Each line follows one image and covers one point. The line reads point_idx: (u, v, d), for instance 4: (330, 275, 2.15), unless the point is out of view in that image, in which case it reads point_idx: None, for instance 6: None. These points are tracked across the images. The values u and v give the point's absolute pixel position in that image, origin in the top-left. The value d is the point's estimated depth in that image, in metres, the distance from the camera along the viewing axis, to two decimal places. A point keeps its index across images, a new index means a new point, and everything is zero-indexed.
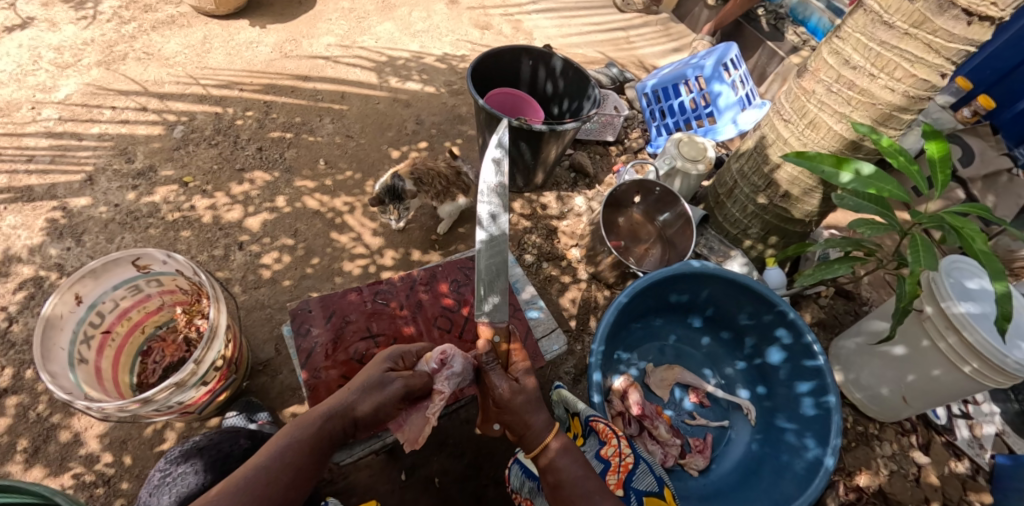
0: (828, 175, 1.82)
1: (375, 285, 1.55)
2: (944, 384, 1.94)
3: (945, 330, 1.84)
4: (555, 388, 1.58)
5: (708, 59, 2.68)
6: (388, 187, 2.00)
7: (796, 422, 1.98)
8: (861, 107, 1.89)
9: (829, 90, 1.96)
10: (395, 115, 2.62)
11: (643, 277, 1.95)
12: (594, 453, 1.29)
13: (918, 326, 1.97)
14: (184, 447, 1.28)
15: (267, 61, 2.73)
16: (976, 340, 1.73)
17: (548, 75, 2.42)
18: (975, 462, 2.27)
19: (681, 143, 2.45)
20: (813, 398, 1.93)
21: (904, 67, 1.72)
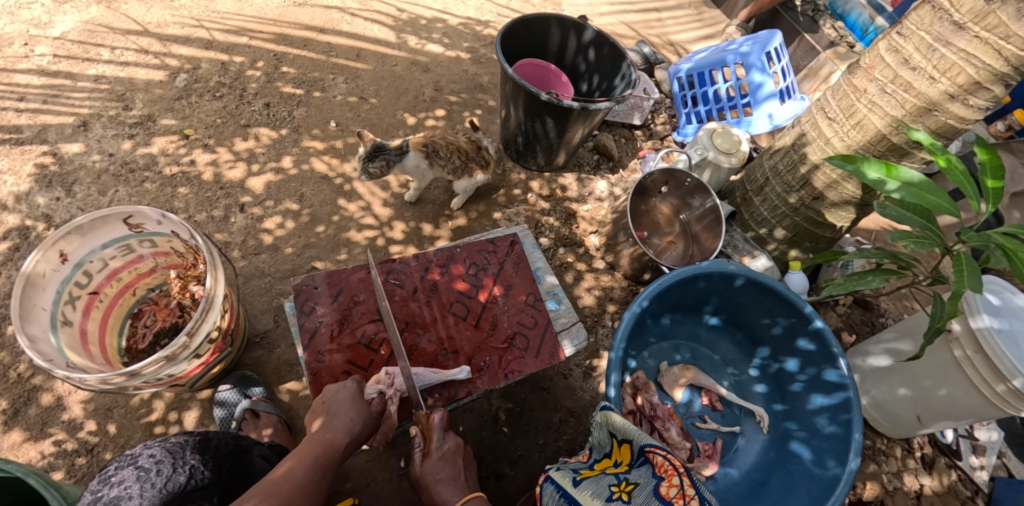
0: (872, 183, 1.67)
1: (387, 263, 1.43)
2: (966, 405, 1.83)
3: (973, 352, 1.72)
4: (598, 407, 1.39)
5: (750, 46, 2.47)
6: (377, 146, 1.83)
7: (813, 437, 1.89)
8: (915, 111, 1.73)
9: (883, 91, 1.80)
10: (414, 79, 2.45)
11: (669, 274, 1.81)
12: (652, 490, 1.06)
13: (943, 349, 1.85)
14: (115, 463, 0.99)
15: (280, 10, 2.54)
16: (1001, 362, 1.62)
17: (579, 47, 2.25)
18: (974, 482, 2.20)
19: (714, 134, 2.27)
20: (832, 413, 1.85)
21: (968, 73, 1.55)
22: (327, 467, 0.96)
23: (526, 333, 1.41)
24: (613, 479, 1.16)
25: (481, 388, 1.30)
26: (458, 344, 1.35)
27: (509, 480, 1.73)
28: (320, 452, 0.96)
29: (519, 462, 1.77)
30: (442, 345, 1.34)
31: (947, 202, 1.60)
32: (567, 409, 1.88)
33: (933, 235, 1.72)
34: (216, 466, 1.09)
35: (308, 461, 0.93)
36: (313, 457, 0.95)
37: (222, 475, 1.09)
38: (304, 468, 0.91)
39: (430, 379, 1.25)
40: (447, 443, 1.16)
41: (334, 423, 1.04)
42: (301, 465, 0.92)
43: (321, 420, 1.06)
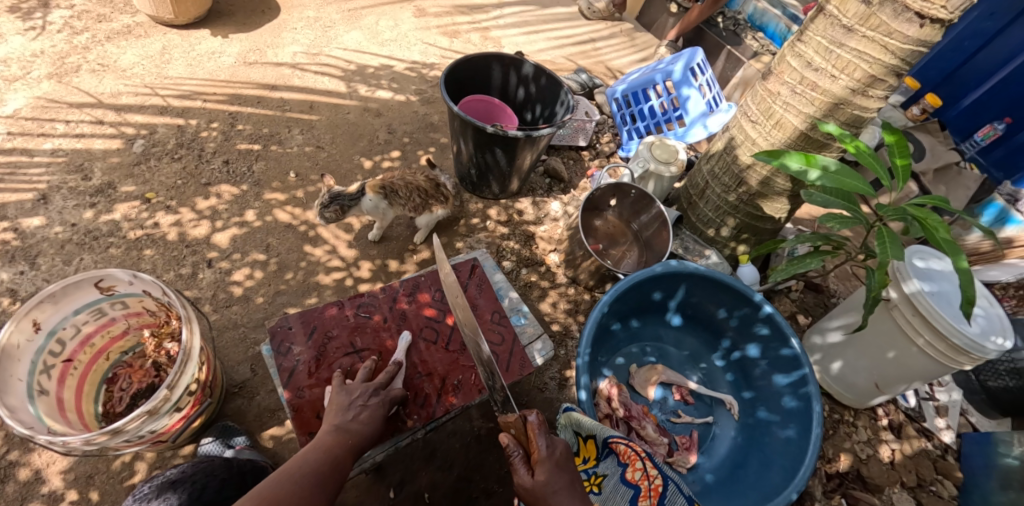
0: (796, 173, 1.87)
1: (356, 298, 1.50)
2: (916, 367, 2.01)
3: (913, 316, 1.91)
4: (561, 410, 1.46)
5: (677, 63, 2.61)
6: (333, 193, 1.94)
7: (779, 415, 2.02)
8: (823, 107, 1.95)
9: (793, 91, 2.02)
10: (366, 125, 2.57)
11: (629, 276, 1.95)
12: (618, 477, 1.18)
13: (886, 317, 2.04)
14: (155, 481, 1.23)
15: (231, 71, 2.65)
16: (942, 325, 1.80)
17: (519, 81, 2.43)
18: (943, 441, 2.38)
19: (653, 146, 2.42)
20: (793, 390, 1.98)
21: (862, 68, 1.79)
22: (344, 463, 0.97)
23: (495, 349, 1.50)
24: (584, 475, 1.28)
25: (457, 405, 1.37)
26: (431, 366, 1.43)
27: (498, 497, 1.79)
28: (336, 444, 0.98)
29: (506, 478, 1.83)
30: (416, 369, 1.41)
31: (862, 183, 1.81)
32: (548, 421, 1.96)
33: (857, 214, 1.92)
34: (240, 480, 1.27)
35: (327, 451, 0.96)
36: (336, 452, 0.96)
37: (245, 486, 1.27)
38: (322, 454, 0.94)
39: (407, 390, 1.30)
40: (555, 449, 1.02)
41: (353, 422, 1.07)
42: (322, 452, 0.95)
43: (342, 410, 1.10)
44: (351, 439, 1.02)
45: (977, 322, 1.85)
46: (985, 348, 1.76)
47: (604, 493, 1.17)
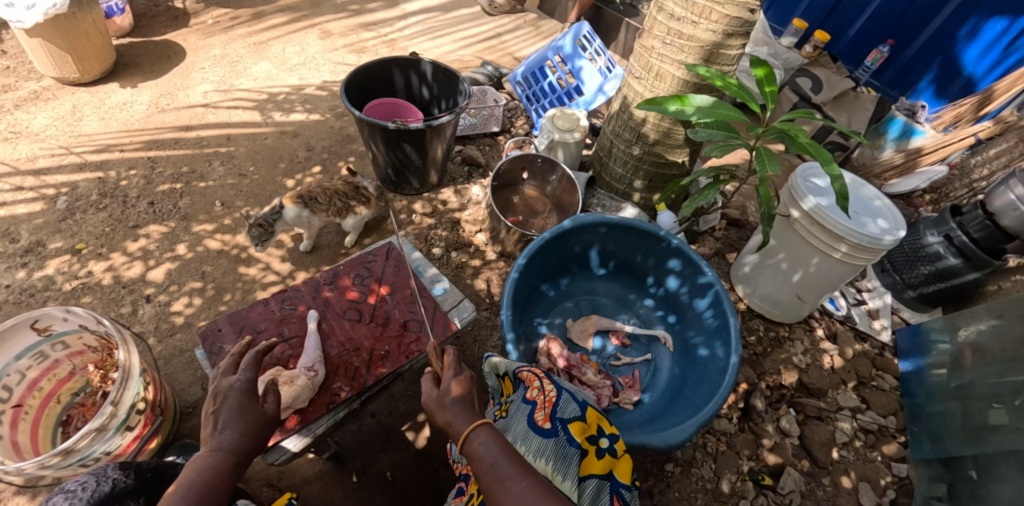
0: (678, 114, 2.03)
1: (280, 294, 1.63)
2: (827, 271, 2.35)
3: (813, 226, 2.25)
4: (486, 359, 1.67)
5: (565, 38, 2.71)
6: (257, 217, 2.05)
7: (705, 336, 2.11)
8: (692, 52, 2.16)
9: (665, 43, 2.21)
10: (285, 146, 2.70)
11: (540, 235, 2.03)
12: (520, 399, 1.41)
13: (794, 233, 2.38)
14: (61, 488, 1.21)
15: (145, 118, 2.73)
16: (836, 227, 2.14)
17: (421, 80, 2.60)
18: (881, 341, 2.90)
19: (555, 118, 2.58)
20: (712, 309, 2.07)
21: (717, 10, 2.01)
22: (220, 479, 1.00)
23: (418, 317, 1.64)
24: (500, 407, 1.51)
25: (386, 371, 1.50)
26: (358, 341, 1.56)
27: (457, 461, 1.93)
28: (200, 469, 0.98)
29: None
30: (344, 346, 1.54)
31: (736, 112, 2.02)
32: None
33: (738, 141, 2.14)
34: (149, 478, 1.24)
35: (193, 480, 0.96)
36: (206, 477, 0.98)
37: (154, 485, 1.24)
38: (189, 486, 0.95)
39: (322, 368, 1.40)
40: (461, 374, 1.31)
41: (217, 433, 1.06)
42: (187, 485, 0.95)
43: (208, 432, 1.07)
44: (216, 453, 1.02)
45: (867, 221, 2.19)
46: (877, 239, 2.09)
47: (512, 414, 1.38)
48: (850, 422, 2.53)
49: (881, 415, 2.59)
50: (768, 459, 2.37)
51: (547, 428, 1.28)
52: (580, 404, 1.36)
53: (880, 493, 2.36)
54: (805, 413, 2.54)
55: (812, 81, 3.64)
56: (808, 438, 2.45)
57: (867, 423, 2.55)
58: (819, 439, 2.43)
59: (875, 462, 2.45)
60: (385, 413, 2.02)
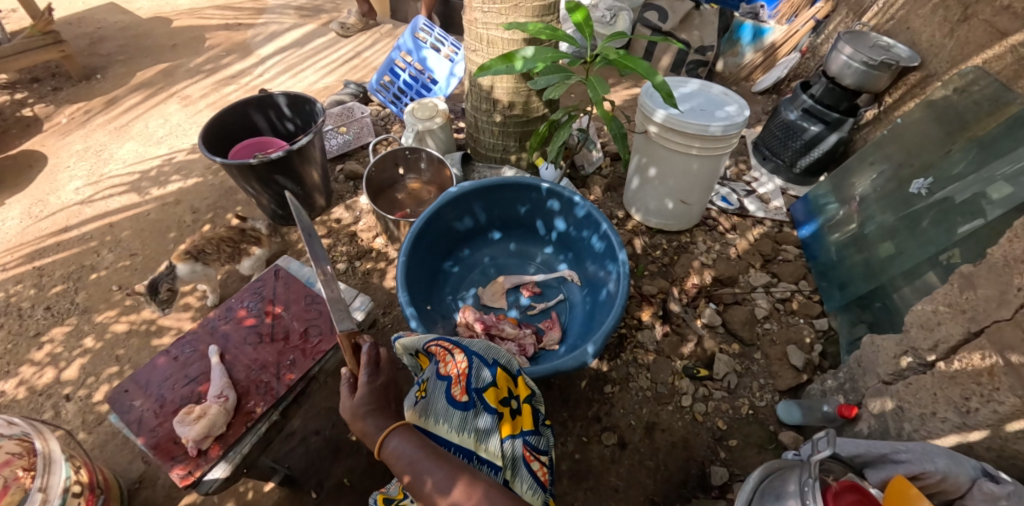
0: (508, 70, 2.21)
1: (178, 342, 1.71)
2: (698, 170, 2.59)
3: (670, 135, 2.47)
4: (397, 340, 1.63)
5: (405, 34, 2.80)
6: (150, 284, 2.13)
7: (597, 260, 2.30)
8: (510, 13, 2.35)
9: (484, 12, 2.38)
10: (170, 216, 2.79)
11: (417, 219, 2.17)
12: (435, 376, 1.39)
13: (661, 148, 2.60)
14: None
15: (21, 232, 2.72)
16: (689, 128, 2.36)
17: (280, 115, 2.70)
18: (779, 219, 3.20)
19: (414, 111, 2.70)
20: (596, 235, 2.27)
21: None
22: None
23: (316, 322, 1.75)
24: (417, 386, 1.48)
25: (296, 377, 1.61)
26: (265, 360, 1.66)
27: None
28: None
29: None
30: (251, 367, 1.64)
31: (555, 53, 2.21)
32: None
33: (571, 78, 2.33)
34: None
35: None
36: None
37: None
38: None
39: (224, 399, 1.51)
40: (376, 378, 1.24)
41: None
42: None
43: None
44: None
45: (717, 113, 2.44)
46: (730, 125, 2.33)
47: (428, 393, 1.37)
48: (766, 298, 2.77)
49: (794, 282, 2.85)
50: (699, 353, 2.57)
51: (465, 400, 1.31)
52: (491, 368, 1.39)
53: (809, 350, 2.56)
54: (723, 302, 2.75)
55: (658, 12, 4.02)
56: (731, 322, 2.64)
57: (781, 294, 2.79)
58: (739, 320, 2.62)
59: (795, 324, 2.68)
60: (329, 426, 2.12)
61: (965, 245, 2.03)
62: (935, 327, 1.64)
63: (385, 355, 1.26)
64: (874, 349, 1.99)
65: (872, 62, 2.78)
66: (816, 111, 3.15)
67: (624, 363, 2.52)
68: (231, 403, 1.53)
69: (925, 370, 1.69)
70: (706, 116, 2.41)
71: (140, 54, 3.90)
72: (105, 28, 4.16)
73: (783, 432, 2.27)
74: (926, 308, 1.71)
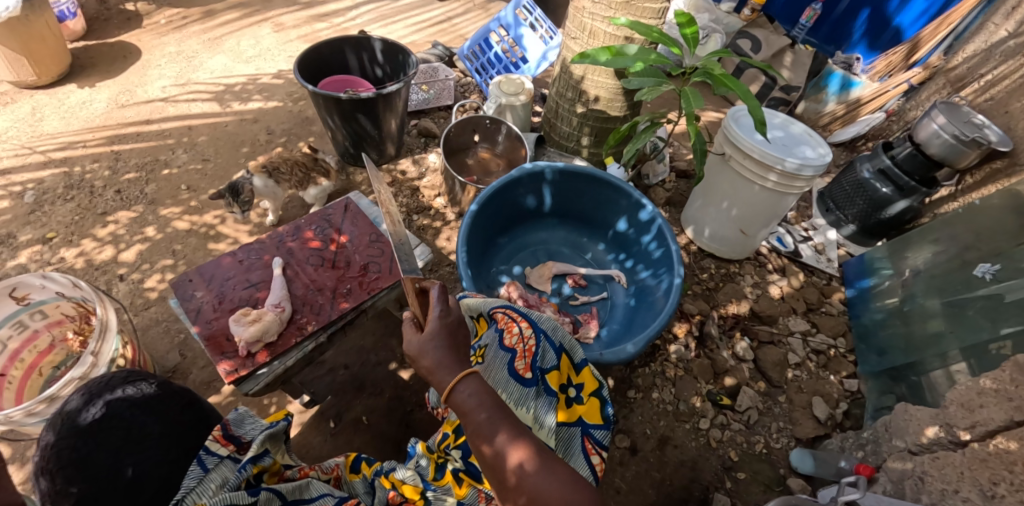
0: (608, 64, 2.19)
1: (245, 247, 1.75)
2: (761, 203, 2.56)
3: (745, 160, 2.45)
4: (460, 297, 1.69)
5: (506, 9, 2.82)
6: (232, 188, 2.16)
7: (650, 267, 2.29)
8: (620, 9, 2.33)
9: (594, 3, 2.38)
10: (245, 132, 2.87)
11: (488, 185, 2.19)
12: (497, 344, 1.41)
13: (733, 172, 2.58)
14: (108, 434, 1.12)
15: (105, 115, 2.83)
16: (764, 157, 2.35)
17: (372, 60, 2.76)
18: (827, 273, 3.12)
19: (501, 84, 2.74)
20: (656, 243, 2.24)
21: None
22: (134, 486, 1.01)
23: (377, 260, 1.77)
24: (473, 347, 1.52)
25: (349, 306, 1.63)
26: (321, 283, 1.69)
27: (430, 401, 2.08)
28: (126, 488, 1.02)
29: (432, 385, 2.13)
30: (308, 287, 1.67)
31: (658, 57, 2.19)
32: None
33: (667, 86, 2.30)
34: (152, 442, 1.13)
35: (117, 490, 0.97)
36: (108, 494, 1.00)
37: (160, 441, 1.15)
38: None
39: (280, 311, 1.53)
40: (444, 317, 1.29)
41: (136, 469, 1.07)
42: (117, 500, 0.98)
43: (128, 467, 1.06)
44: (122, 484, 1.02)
45: (799, 149, 2.40)
46: (807, 162, 2.30)
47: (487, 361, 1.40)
48: (801, 345, 2.72)
49: (832, 337, 2.82)
50: (726, 381, 2.54)
51: (528, 376, 1.35)
52: (557, 351, 1.42)
53: (834, 405, 2.53)
54: (758, 339, 2.72)
55: (752, 42, 4.06)
56: (762, 361, 2.62)
57: (818, 345, 2.75)
58: (772, 361, 2.60)
59: (825, 377, 2.65)
60: (358, 364, 2.16)
61: (1017, 339, 1.91)
62: (976, 409, 1.57)
63: (455, 301, 1.33)
64: (904, 417, 1.96)
65: (963, 136, 2.66)
66: (892, 174, 2.99)
67: (651, 373, 2.52)
68: (282, 318, 1.54)
69: (954, 448, 1.61)
70: (783, 150, 2.37)
71: None
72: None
73: (791, 478, 2.24)
74: (967, 388, 1.67)
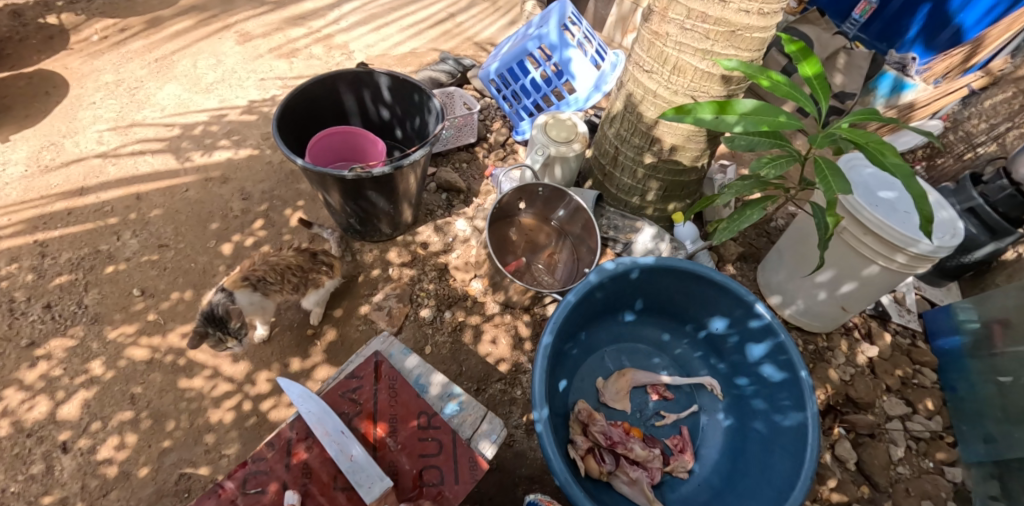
0: (713, 125, 1.58)
1: (237, 470, 1.13)
2: (869, 283, 2.01)
3: (863, 235, 1.89)
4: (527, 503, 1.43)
5: (549, 24, 2.12)
6: (211, 316, 1.60)
7: (763, 386, 1.78)
8: (721, 38, 1.70)
9: (683, 29, 1.74)
10: (213, 198, 2.21)
11: (566, 293, 1.63)
12: None
13: (838, 241, 2.01)
14: None
15: (25, 184, 2.17)
16: (891, 235, 1.79)
17: (375, 99, 2.08)
18: (910, 329, 2.57)
19: (547, 128, 2.10)
20: (773, 358, 1.73)
21: None
22: None
23: (435, 462, 1.20)
24: None
25: None
26: None
27: None
28: None
29: None
30: None
31: (786, 117, 1.56)
32: (527, 479, 1.73)
33: (790, 150, 1.67)
34: None
35: None
36: None
37: None
38: None
39: None
40: None
41: None
42: None
43: None
44: None
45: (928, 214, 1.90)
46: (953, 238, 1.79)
47: None
48: (903, 433, 2.23)
49: (926, 417, 2.31)
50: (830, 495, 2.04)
51: None
52: None
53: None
54: (856, 431, 2.21)
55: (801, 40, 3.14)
56: (867, 463, 2.12)
57: (918, 430, 2.25)
58: (881, 465, 2.10)
59: (929, 473, 2.16)
60: None
61: None
62: None
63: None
64: None
65: None
66: (986, 214, 2.44)
67: None
68: None
69: None
70: (921, 223, 1.82)
71: None
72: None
73: None
74: None
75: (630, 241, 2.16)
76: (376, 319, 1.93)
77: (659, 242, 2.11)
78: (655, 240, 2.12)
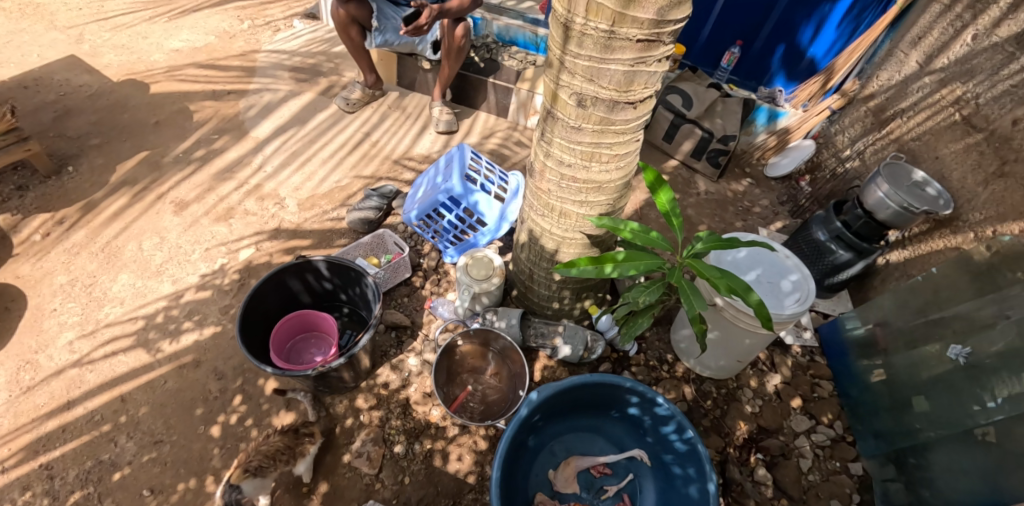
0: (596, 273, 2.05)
1: None
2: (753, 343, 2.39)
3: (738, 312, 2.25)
4: None
5: (453, 180, 2.50)
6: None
7: (675, 455, 2.26)
8: (591, 192, 2.09)
9: (560, 186, 2.12)
10: (191, 383, 2.49)
11: (505, 431, 2.02)
12: None
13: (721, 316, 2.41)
14: None
15: (13, 409, 2.39)
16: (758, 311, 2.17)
17: (317, 278, 2.40)
18: (810, 344, 2.97)
19: (468, 268, 2.49)
20: (676, 434, 2.21)
21: (606, 154, 1.92)
22: None
23: None
24: None
25: None
26: None
27: None
28: None
29: None
30: None
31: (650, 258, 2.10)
32: None
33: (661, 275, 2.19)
34: None
35: None
36: None
37: None
38: None
39: None
40: None
41: None
42: None
43: None
44: None
45: (784, 289, 2.30)
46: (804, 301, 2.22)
47: None
48: (808, 446, 2.55)
49: (831, 423, 2.64)
50: None
51: None
52: None
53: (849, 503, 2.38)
54: (771, 454, 2.50)
55: (682, 97, 3.97)
56: (782, 481, 2.42)
57: (820, 439, 2.58)
58: (793, 480, 2.40)
59: (838, 474, 2.47)
60: None
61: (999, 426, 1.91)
62: None
63: None
64: None
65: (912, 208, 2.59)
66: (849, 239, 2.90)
67: None
68: None
69: None
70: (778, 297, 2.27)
71: (117, 136, 3.52)
72: (73, 96, 3.77)
73: None
74: None
75: (556, 345, 2.59)
76: (359, 465, 2.29)
77: (579, 342, 2.57)
78: (575, 342, 2.59)
